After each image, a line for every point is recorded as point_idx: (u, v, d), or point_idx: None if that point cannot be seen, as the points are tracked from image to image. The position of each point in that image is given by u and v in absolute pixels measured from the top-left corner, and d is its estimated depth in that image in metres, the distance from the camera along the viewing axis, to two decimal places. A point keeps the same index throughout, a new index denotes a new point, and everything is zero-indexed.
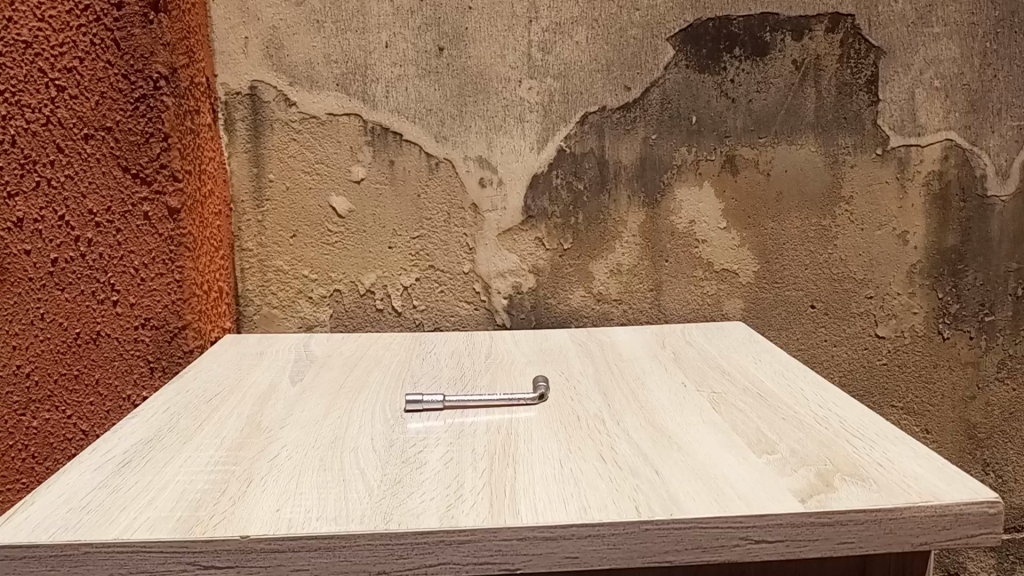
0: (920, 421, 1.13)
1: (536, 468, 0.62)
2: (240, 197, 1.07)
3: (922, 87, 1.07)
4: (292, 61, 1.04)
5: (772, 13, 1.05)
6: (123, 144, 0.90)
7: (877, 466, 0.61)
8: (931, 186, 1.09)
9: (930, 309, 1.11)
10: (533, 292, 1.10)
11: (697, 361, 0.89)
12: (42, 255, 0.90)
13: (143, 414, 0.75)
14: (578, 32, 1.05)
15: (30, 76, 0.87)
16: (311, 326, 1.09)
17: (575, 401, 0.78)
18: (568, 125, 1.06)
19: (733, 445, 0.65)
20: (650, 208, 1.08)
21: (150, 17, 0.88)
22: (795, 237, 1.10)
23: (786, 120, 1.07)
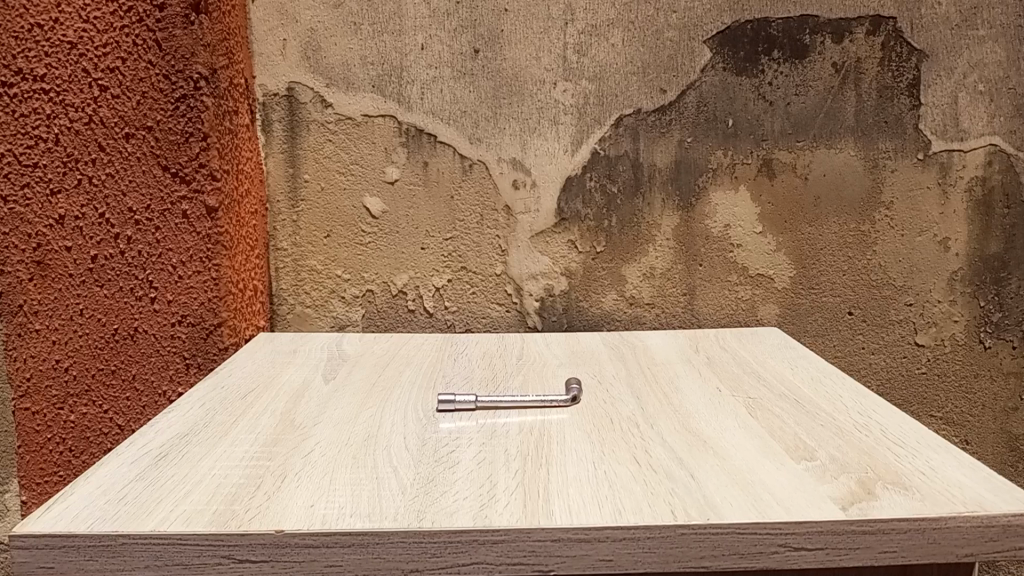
0: (960, 432, 1.11)
1: (570, 470, 0.61)
2: (276, 197, 1.08)
3: (965, 91, 1.05)
4: (329, 63, 1.05)
5: (812, 16, 1.04)
6: (164, 143, 0.91)
7: (919, 475, 0.59)
8: (974, 192, 1.07)
9: (972, 317, 1.09)
10: (565, 295, 1.09)
11: (732, 366, 0.88)
12: (82, 252, 0.92)
13: (180, 408, 0.76)
14: (614, 35, 1.05)
15: (74, 76, 0.89)
16: (343, 326, 1.10)
17: (609, 404, 0.77)
18: (602, 127, 1.06)
19: (771, 451, 0.64)
20: (684, 212, 1.07)
21: (192, 18, 0.89)
22: (832, 243, 1.08)
23: (825, 124, 1.06)
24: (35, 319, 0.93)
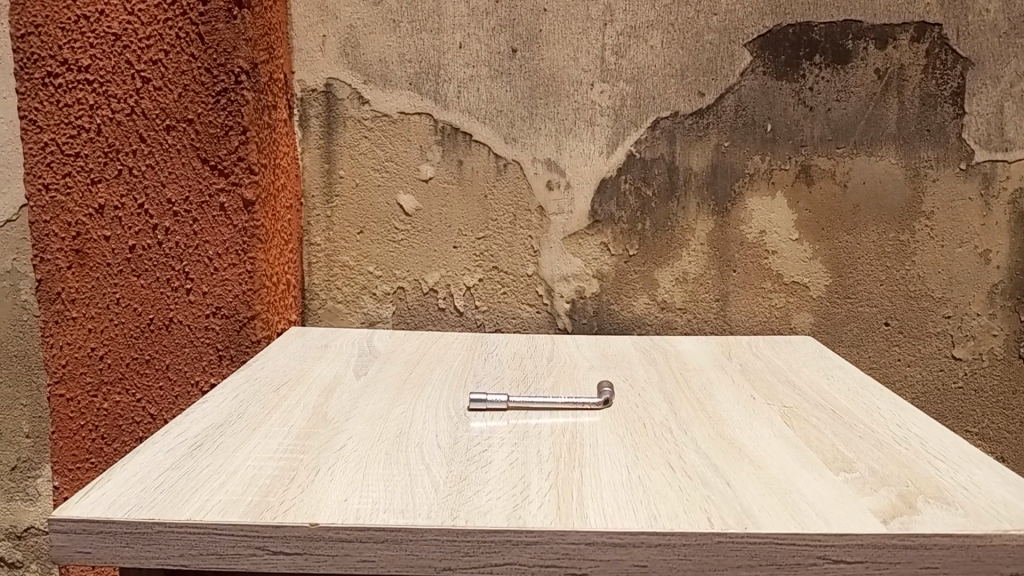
0: (996, 448, 1.09)
1: (604, 474, 0.61)
2: (310, 192, 1.08)
3: (1011, 101, 1.03)
4: (367, 60, 1.05)
5: (856, 21, 1.02)
6: (203, 136, 0.92)
7: (962, 490, 0.58)
8: (1018, 204, 1.05)
9: (1011, 331, 1.07)
10: (596, 297, 1.09)
11: (766, 375, 0.87)
12: (121, 241, 0.93)
13: (214, 399, 0.76)
14: (653, 37, 1.04)
15: (118, 67, 0.90)
16: (374, 322, 1.10)
17: (641, 408, 0.76)
18: (639, 130, 1.05)
19: (808, 461, 0.63)
20: (719, 217, 1.06)
21: (234, 12, 0.89)
22: (870, 252, 1.06)
23: (866, 131, 1.04)
24: (72, 307, 0.95)
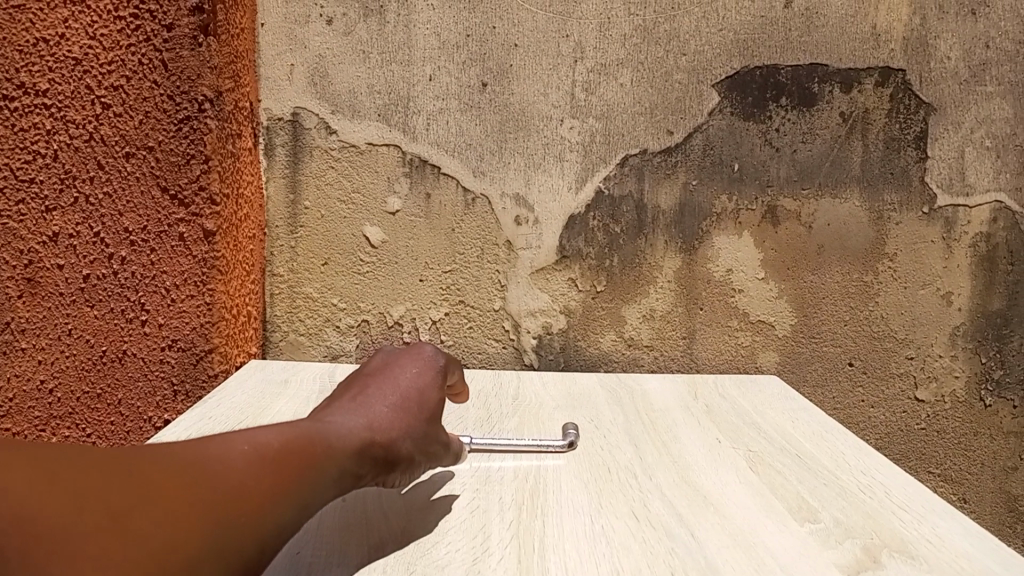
0: (958, 490, 1.09)
1: (566, 523, 0.60)
2: (274, 222, 1.07)
3: (972, 146, 1.05)
4: (336, 90, 1.04)
5: (822, 64, 1.04)
6: (164, 164, 0.89)
7: (926, 543, 0.58)
8: (978, 248, 1.06)
9: (973, 373, 1.08)
10: (563, 333, 1.08)
11: (731, 416, 0.86)
12: (74, 270, 0.91)
13: (166, 436, 0.74)
14: (623, 75, 1.04)
15: (76, 93, 0.88)
16: (336, 355, 1.08)
17: (606, 451, 0.75)
18: (608, 166, 1.05)
19: (774, 511, 0.63)
20: (686, 255, 1.06)
21: (199, 40, 0.88)
22: (835, 292, 1.07)
23: (831, 172, 1.05)
24: (22, 338, 0.91)
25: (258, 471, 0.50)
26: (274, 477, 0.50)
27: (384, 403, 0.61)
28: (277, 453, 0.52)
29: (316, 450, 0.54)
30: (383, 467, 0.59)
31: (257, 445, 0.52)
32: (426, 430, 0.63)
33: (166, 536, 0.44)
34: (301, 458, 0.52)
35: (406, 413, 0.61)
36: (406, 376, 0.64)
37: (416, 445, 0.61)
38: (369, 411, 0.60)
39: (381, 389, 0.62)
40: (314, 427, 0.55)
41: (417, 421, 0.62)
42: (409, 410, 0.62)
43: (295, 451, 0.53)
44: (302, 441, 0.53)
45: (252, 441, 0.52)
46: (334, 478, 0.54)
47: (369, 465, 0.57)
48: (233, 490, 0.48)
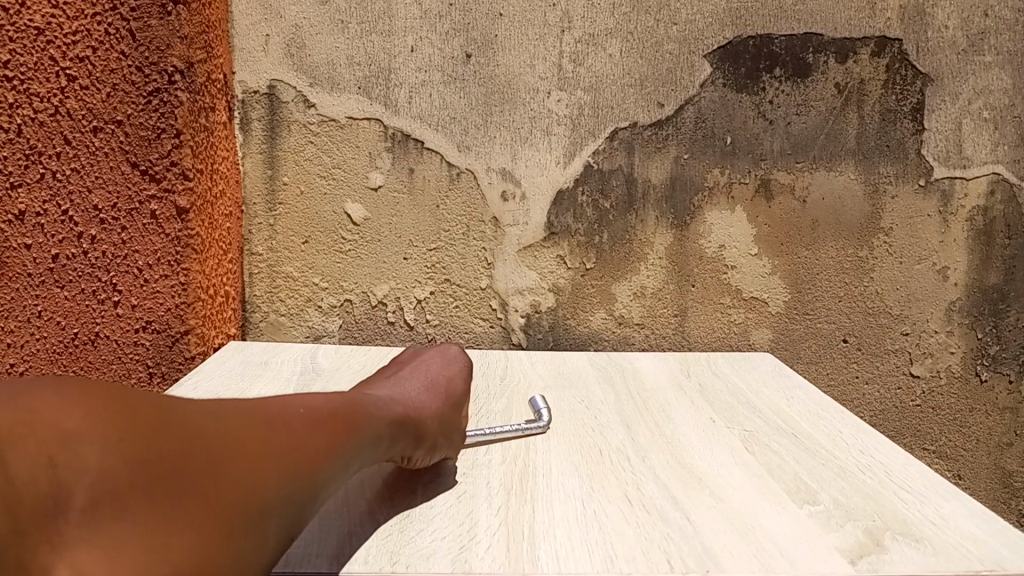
0: (953, 466, 1.08)
1: (556, 508, 0.57)
2: (252, 200, 1.03)
3: (969, 118, 1.02)
4: (314, 62, 1.00)
5: (816, 34, 1.01)
6: (134, 139, 0.86)
7: (930, 524, 0.56)
8: (975, 222, 1.04)
9: (968, 349, 1.06)
10: (552, 312, 1.05)
11: (725, 395, 0.84)
12: (43, 251, 0.86)
13: None
14: (612, 45, 1.01)
15: (40, 64, 0.83)
16: (319, 336, 1.05)
17: (596, 432, 0.73)
18: (597, 140, 1.02)
19: (772, 493, 0.61)
20: (678, 230, 1.04)
21: (169, 8, 0.84)
22: (829, 268, 1.04)
23: (826, 145, 1.03)
24: None
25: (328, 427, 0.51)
26: (343, 438, 0.51)
27: (424, 390, 0.63)
28: (344, 414, 0.53)
29: (375, 418, 0.55)
30: (427, 443, 0.60)
31: (326, 403, 0.53)
32: (456, 416, 0.64)
33: (245, 486, 0.45)
34: (365, 423, 0.54)
35: (443, 401, 0.63)
36: (439, 372, 0.66)
37: (449, 433, 0.63)
38: (414, 395, 0.61)
39: (415, 374, 0.65)
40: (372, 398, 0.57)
41: (450, 408, 0.64)
42: (445, 399, 0.64)
43: (359, 416, 0.54)
44: (365, 407, 0.55)
45: (322, 400, 0.53)
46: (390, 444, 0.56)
47: (415, 439, 0.59)
48: (301, 444, 0.49)
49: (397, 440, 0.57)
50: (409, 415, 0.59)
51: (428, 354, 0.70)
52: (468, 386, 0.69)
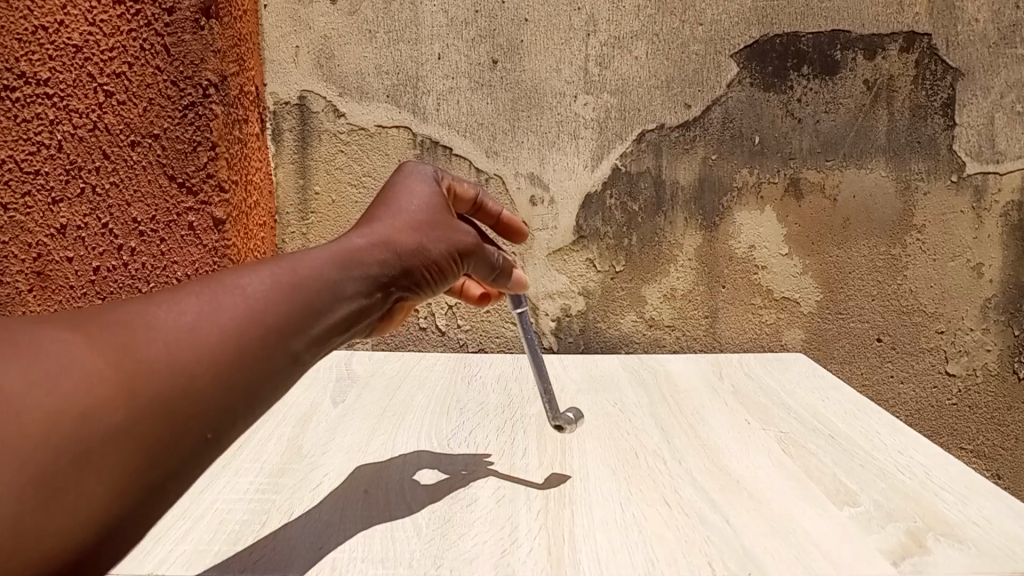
0: (991, 466, 1.07)
1: (596, 512, 0.58)
2: (284, 209, 1.04)
3: (1001, 112, 1.01)
4: (342, 72, 1.01)
5: (844, 31, 1.00)
6: (171, 152, 0.87)
7: (973, 525, 0.56)
8: (1010, 217, 1.03)
9: (1005, 346, 1.05)
10: (582, 315, 1.06)
11: (759, 396, 0.84)
12: (85, 263, 0.89)
13: None
14: (638, 47, 1.01)
15: (78, 81, 0.85)
16: (352, 343, 1.06)
17: (632, 435, 0.73)
18: (624, 143, 1.02)
19: (812, 495, 0.61)
20: (707, 231, 1.04)
21: (201, 23, 0.85)
22: (861, 266, 1.04)
23: (856, 143, 1.02)
24: None
25: (235, 316, 0.49)
26: (254, 324, 0.49)
27: (388, 224, 0.60)
28: (255, 301, 0.50)
29: (308, 289, 0.52)
30: (413, 271, 0.59)
31: (234, 295, 0.50)
32: (442, 231, 0.62)
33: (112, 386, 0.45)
34: (284, 298, 0.51)
35: (417, 232, 0.60)
36: (408, 202, 0.62)
37: (440, 259, 0.61)
38: (376, 232, 0.58)
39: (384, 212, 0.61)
40: (302, 263, 0.53)
41: (429, 228, 0.61)
42: (421, 228, 0.61)
43: (276, 294, 0.51)
44: (288, 280, 0.52)
45: (227, 293, 0.50)
46: (357, 295, 0.55)
47: (395, 278, 0.58)
48: (202, 342, 0.47)
49: (365, 285, 0.55)
50: (370, 259, 0.56)
51: (401, 180, 0.66)
52: (440, 196, 0.65)
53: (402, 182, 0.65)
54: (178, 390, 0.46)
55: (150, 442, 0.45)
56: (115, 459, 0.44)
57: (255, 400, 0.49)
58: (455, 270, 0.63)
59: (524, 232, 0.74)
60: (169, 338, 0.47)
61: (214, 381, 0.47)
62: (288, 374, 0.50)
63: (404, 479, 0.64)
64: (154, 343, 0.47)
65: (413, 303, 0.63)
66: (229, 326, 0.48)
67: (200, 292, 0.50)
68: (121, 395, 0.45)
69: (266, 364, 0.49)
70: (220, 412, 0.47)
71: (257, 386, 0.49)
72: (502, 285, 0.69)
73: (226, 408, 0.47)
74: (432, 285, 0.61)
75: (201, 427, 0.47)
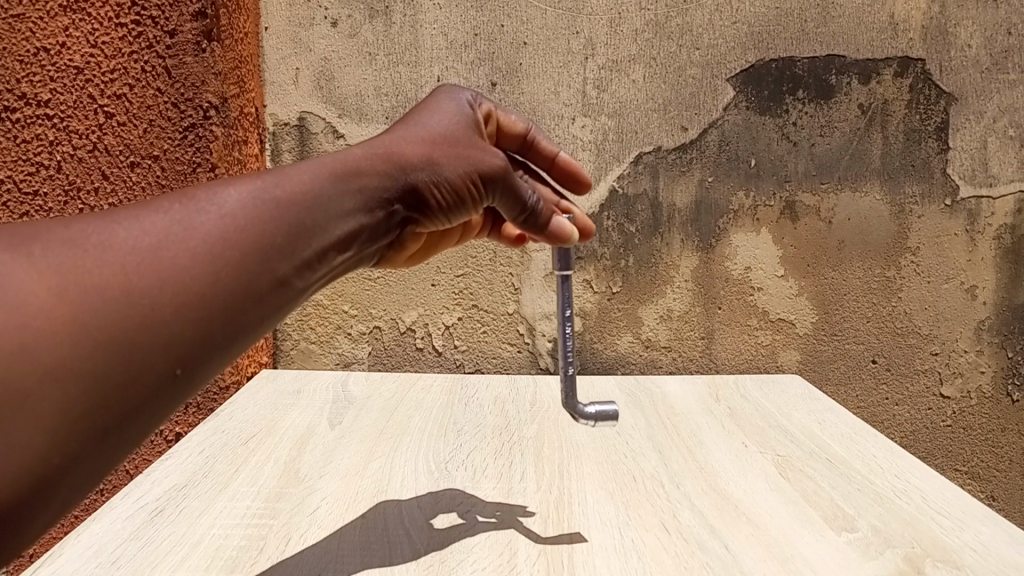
0: (986, 488, 1.07)
1: (595, 537, 0.58)
2: None
3: (994, 136, 1.02)
4: (342, 93, 1.02)
5: (839, 55, 1.01)
6: (170, 173, 0.88)
7: (970, 551, 0.56)
8: (1003, 240, 1.04)
9: (999, 368, 1.05)
10: (579, 336, 1.06)
11: (756, 419, 0.84)
12: None
13: (178, 454, 0.73)
14: (635, 71, 1.02)
15: (79, 102, 0.85)
16: (349, 363, 1.07)
17: (629, 459, 0.73)
18: (621, 165, 1.03)
19: (809, 520, 0.61)
20: (703, 253, 1.04)
21: (203, 45, 0.87)
22: (856, 288, 1.04)
23: (851, 166, 1.03)
24: None
25: (214, 230, 0.45)
26: (236, 229, 0.45)
27: (399, 137, 0.57)
28: (239, 213, 0.46)
29: (298, 198, 0.49)
30: (417, 187, 0.56)
31: (214, 207, 0.46)
32: (454, 152, 0.58)
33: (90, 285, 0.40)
34: (268, 213, 0.47)
35: (430, 148, 0.57)
36: (426, 120, 0.60)
37: (455, 177, 0.57)
38: (384, 143, 0.56)
39: (403, 130, 0.59)
40: (296, 172, 0.50)
41: (441, 149, 0.58)
42: (434, 144, 0.58)
43: (261, 206, 0.47)
44: (277, 187, 0.48)
45: (206, 203, 0.46)
46: (357, 207, 0.52)
47: (399, 194, 0.55)
48: (174, 259, 0.43)
49: (366, 198, 0.53)
50: (373, 169, 0.53)
51: (429, 102, 0.63)
52: (467, 118, 0.62)
53: (429, 104, 0.63)
54: (141, 312, 0.41)
55: (106, 371, 0.40)
56: (59, 391, 0.39)
57: (234, 334, 0.44)
58: (475, 195, 0.60)
59: (586, 179, 0.74)
60: (135, 251, 0.42)
61: (182, 307, 0.42)
62: (275, 302, 0.46)
63: (401, 506, 0.64)
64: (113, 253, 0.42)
65: (424, 225, 0.60)
66: (206, 245, 0.44)
67: (181, 198, 0.46)
68: (72, 320, 0.40)
69: (257, 272, 0.45)
70: (192, 341, 0.42)
71: (235, 314, 0.44)
72: (532, 228, 0.65)
73: (197, 337, 0.43)
74: (437, 210, 0.58)
75: (167, 357, 0.42)
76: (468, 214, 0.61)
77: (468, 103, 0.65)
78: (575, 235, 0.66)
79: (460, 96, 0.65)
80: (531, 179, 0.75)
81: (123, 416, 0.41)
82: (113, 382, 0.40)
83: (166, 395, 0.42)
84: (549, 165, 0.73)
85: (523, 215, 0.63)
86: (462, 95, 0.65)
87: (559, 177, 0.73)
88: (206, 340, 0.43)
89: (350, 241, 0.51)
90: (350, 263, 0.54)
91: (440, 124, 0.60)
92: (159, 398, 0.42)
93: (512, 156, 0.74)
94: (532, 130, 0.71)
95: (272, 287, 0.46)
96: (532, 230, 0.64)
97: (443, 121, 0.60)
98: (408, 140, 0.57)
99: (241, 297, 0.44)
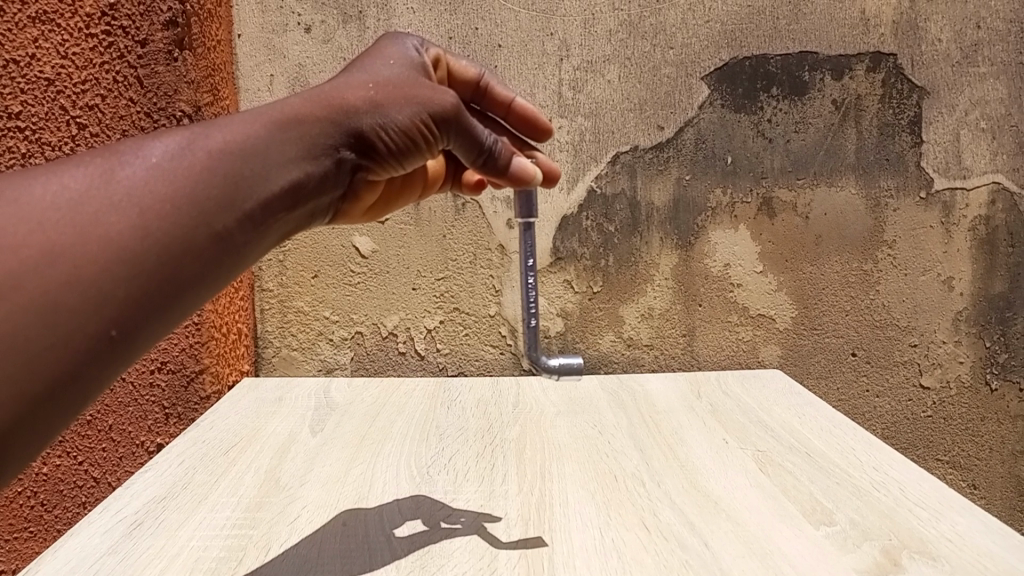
0: (967, 476, 1.08)
1: (574, 539, 0.58)
2: None
3: (967, 128, 1.03)
4: None
5: (811, 52, 1.02)
6: None
7: (946, 542, 0.57)
8: (978, 232, 1.05)
9: (977, 358, 1.06)
10: (561, 336, 1.06)
11: (738, 415, 0.84)
12: None
13: (159, 466, 0.72)
14: (611, 71, 1.02)
15: (51, 113, 0.83)
16: (331, 369, 1.06)
17: (611, 458, 0.73)
18: (598, 165, 1.03)
19: (788, 514, 0.61)
20: (683, 251, 1.05)
21: (175, 54, 0.91)
22: (835, 283, 1.05)
23: (826, 161, 1.04)
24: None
25: (140, 184, 0.45)
26: (162, 179, 0.46)
27: (342, 83, 0.55)
28: (162, 162, 0.46)
29: (228, 148, 0.48)
30: (362, 133, 0.53)
31: (139, 159, 0.46)
32: (401, 94, 0.55)
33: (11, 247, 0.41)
34: (198, 163, 0.47)
35: (374, 90, 0.55)
36: (372, 65, 0.57)
37: (403, 119, 0.55)
38: (323, 90, 0.54)
39: (345, 76, 0.56)
40: (227, 123, 0.49)
41: (386, 91, 0.55)
42: (379, 86, 0.55)
43: (184, 156, 0.47)
44: (204, 138, 0.48)
45: (129, 156, 0.46)
46: (296, 156, 0.50)
47: (344, 141, 0.53)
48: (98, 216, 0.43)
49: (306, 147, 0.51)
50: (311, 117, 0.51)
51: (375, 48, 0.61)
52: (414, 62, 0.60)
53: (374, 50, 0.60)
54: (65, 270, 0.42)
55: (33, 335, 0.41)
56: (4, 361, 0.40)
57: (172, 291, 0.45)
58: (429, 138, 0.57)
59: (545, 124, 0.74)
60: (55, 209, 0.43)
61: (108, 264, 0.43)
62: (215, 256, 0.46)
63: (383, 514, 0.64)
64: (35, 215, 0.43)
65: (377, 175, 0.57)
66: (130, 199, 0.44)
67: (106, 153, 0.47)
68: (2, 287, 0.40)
69: (187, 226, 0.45)
70: (123, 298, 0.43)
71: (171, 268, 0.44)
72: (494, 171, 0.63)
73: (130, 296, 0.43)
74: (392, 156, 0.56)
75: (100, 319, 0.42)
76: (424, 159, 0.58)
77: (415, 48, 0.62)
78: (537, 176, 0.64)
79: (409, 43, 0.62)
80: (490, 128, 0.75)
81: (57, 383, 0.42)
82: (41, 345, 0.41)
83: (104, 357, 0.43)
84: (505, 112, 0.73)
85: (481, 157, 0.61)
86: (410, 42, 0.63)
87: (517, 124, 0.74)
88: (139, 298, 0.44)
89: (293, 192, 0.50)
90: (302, 217, 0.53)
91: (384, 70, 0.57)
92: (96, 361, 0.43)
93: (467, 104, 0.74)
94: (486, 76, 0.71)
95: (211, 242, 0.46)
96: (493, 172, 0.63)
97: (387, 67, 0.58)
98: (350, 85, 0.54)
99: (175, 250, 0.45)
